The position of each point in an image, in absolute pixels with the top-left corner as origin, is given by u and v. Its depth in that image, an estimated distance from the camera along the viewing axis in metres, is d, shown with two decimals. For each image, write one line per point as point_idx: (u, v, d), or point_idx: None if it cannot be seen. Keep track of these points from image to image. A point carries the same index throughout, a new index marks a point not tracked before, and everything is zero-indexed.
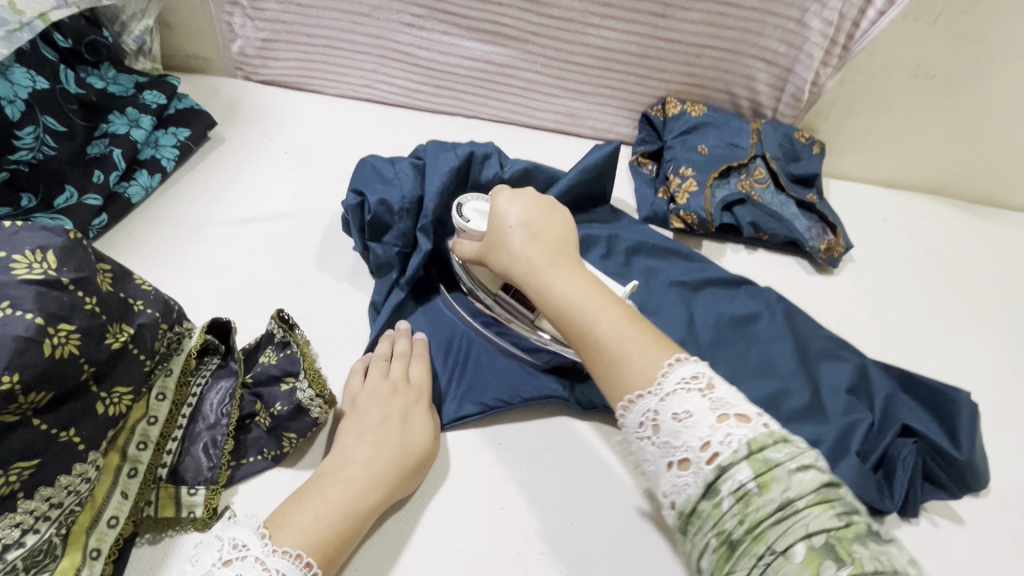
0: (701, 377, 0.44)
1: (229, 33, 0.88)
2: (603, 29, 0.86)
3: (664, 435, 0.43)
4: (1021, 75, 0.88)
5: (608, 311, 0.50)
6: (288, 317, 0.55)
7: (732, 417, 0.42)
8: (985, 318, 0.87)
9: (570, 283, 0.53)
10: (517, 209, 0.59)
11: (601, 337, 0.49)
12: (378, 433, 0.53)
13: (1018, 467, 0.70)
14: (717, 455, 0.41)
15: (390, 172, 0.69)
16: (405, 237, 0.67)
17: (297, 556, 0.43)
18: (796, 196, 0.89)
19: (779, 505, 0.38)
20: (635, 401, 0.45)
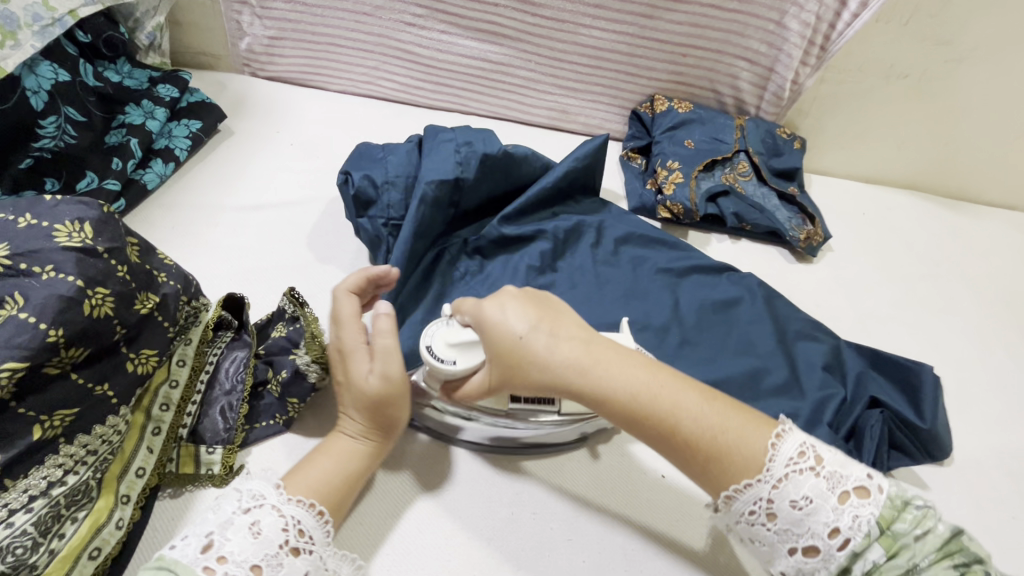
0: (809, 456, 0.46)
1: (238, 31, 0.92)
2: (594, 29, 0.90)
3: (785, 524, 0.46)
4: (988, 75, 0.93)
5: (684, 400, 0.49)
6: (299, 295, 0.59)
7: (852, 495, 0.45)
8: (955, 305, 0.92)
9: (627, 383, 0.49)
10: (515, 315, 0.51)
11: (691, 435, 0.47)
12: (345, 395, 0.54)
13: (980, 439, 0.75)
14: (849, 541, 0.44)
15: (383, 152, 0.74)
16: (393, 209, 0.71)
17: (309, 503, 0.48)
18: (777, 189, 0.93)
19: (905, 570, 0.44)
20: (744, 492, 0.46)
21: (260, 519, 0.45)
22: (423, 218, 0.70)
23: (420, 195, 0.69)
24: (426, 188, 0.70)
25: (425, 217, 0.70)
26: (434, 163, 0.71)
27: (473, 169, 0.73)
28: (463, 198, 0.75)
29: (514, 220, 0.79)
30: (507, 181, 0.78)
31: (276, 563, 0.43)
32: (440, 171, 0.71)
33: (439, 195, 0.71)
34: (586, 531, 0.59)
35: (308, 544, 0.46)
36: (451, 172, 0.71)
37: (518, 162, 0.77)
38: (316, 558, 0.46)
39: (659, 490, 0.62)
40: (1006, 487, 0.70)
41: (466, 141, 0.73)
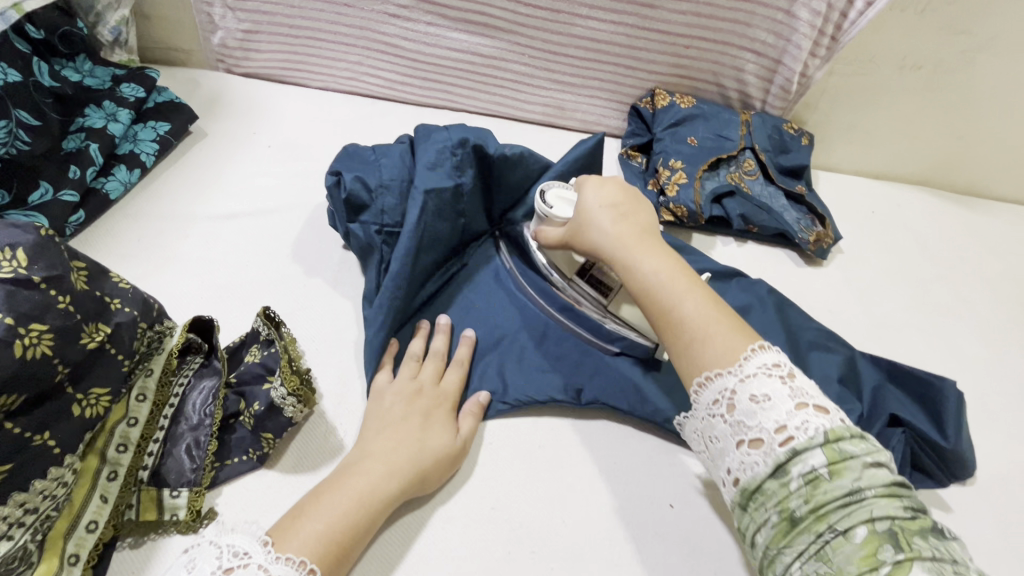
0: (782, 365, 0.46)
1: (210, 24, 0.86)
2: (591, 20, 0.84)
3: (738, 414, 0.45)
4: (1006, 67, 0.89)
5: (693, 294, 0.51)
6: (274, 315, 0.54)
7: (810, 407, 0.44)
8: (970, 308, 0.88)
9: (654, 263, 0.54)
10: (604, 193, 0.60)
11: (685, 319, 0.50)
12: (399, 431, 0.53)
13: (1002, 454, 0.71)
14: (792, 439, 0.43)
15: (372, 153, 0.66)
16: (388, 217, 0.63)
17: (300, 562, 0.43)
18: (785, 188, 0.89)
19: (847, 491, 0.40)
20: (713, 379, 0.47)
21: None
22: (426, 229, 0.62)
23: (419, 203, 0.61)
24: (425, 196, 0.61)
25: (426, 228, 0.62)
26: (432, 167, 0.63)
27: (473, 172, 0.66)
28: (466, 204, 0.66)
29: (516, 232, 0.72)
30: (508, 185, 0.70)
31: None
32: (439, 176, 0.63)
33: (439, 203, 0.63)
34: (591, 573, 0.52)
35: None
36: (450, 177, 0.64)
37: (513, 163, 0.69)
38: None
39: (675, 523, 0.55)
40: None
41: (463, 141, 0.65)
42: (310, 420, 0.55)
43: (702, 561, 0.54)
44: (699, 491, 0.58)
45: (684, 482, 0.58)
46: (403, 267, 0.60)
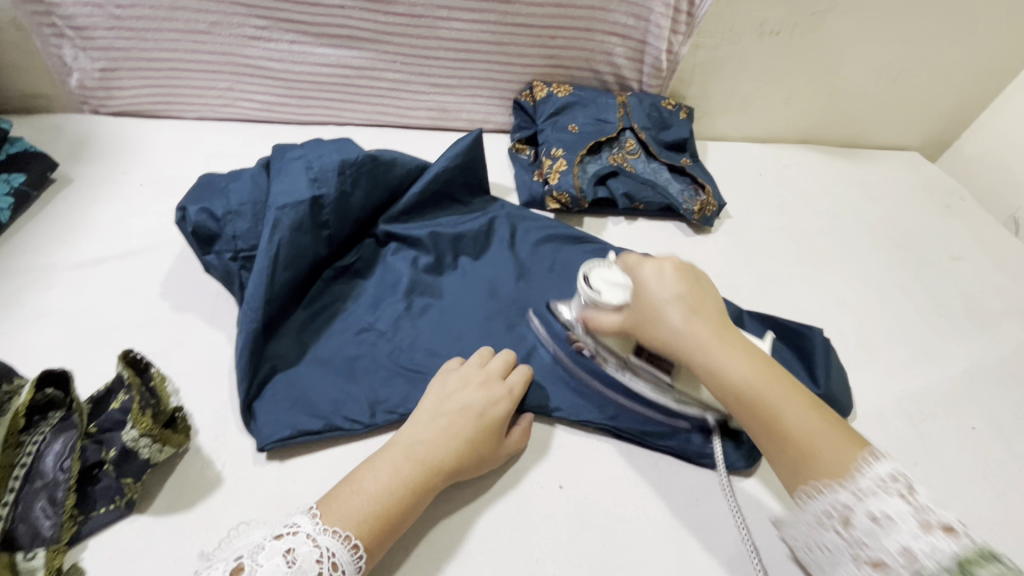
0: (899, 478, 0.46)
1: (63, 67, 0.83)
2: (453, 21, 0.85)
3: (857, 531, 0.45)
4: (852, 23, 0.95)
5: (791, 400, 0.51)
6: (136, 357, 0.53)
7: (937, 528, 0.43)
8: (851, 254, 0.93)
9: (742, 367, 0.53)
10: (667, 282, 0.57)
11: (793, 432, 0.50)
12: (457, 421, 0.56)
13: (882, 388, 0.75)
14: (918, 564, 0.42)
15: (223, 181, 0.65)
16: (241, 241, 0.62)
17: (342, 541, 0.46)
18: (668, 162, 0.92)
19: None
20: (820, 496, 0.47)
21: (294, 547, 0.45)
22: (286, 250, 0.61)
23: (273, 222, 0.61)
24: (280, 213, 0.61)
25: (285, 246, 0.61)
26: (287, 183, 0.63)
27: (336, 183, 0.65)
28: (331, 218, 0.66)
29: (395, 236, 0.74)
30: (379, 191, 0.72)
31: None
32: (294, 192, 0.63)
33: (297, 217, 0.62)
34: (480, 565, 0.53)
35: None
36: (306, 191, 0.63)
37: (388, 165, 0.71)
38: None
39: (566, 501, 0.58)
40: (906, 433, 0.70)
41: (318, 155, 0.66)
42: (184, 457, 0.54)
43: (591, 535, 0.56)
44: (586, 471, 0.61)
45: (572, 463, 0.61)
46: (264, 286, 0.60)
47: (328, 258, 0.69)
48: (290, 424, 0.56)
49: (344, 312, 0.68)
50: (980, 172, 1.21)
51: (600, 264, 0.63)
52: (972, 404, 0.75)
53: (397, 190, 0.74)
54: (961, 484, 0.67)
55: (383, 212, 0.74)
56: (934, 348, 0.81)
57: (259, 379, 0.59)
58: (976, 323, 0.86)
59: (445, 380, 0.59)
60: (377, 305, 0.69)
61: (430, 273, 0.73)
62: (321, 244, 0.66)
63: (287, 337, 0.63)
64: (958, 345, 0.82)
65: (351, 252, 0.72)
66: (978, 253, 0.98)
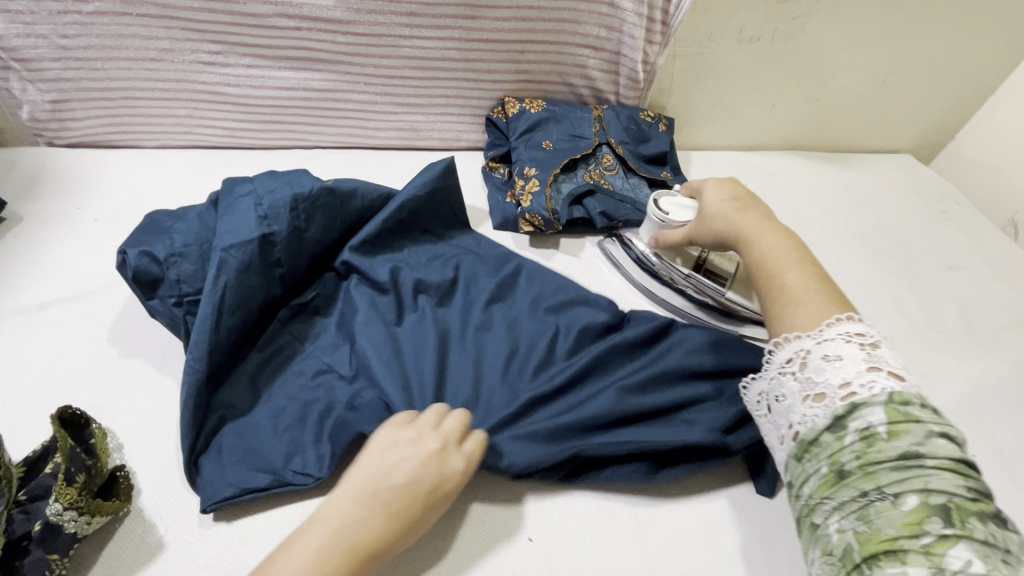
0: (866, 335, 0.50)
1: (13, 99, 0.80)
2: (416, 39, 0.82)
3: (809, 371, 0.50)
4: (835, 26, 0.91)
5: (797, 269, 0.57)
6: (75, 413, 0.52)
7: (884, 372, 0.47)
8: (841, 267, 0.89)
9: (773, 242, 0.61)
10: (723, 189, 0.69)
11: (788, 288, 0.56)
12: (393, 501, 0.47)
13: None
14: (854, 395, 0.46)
15: (169, 220, 0.62)
16: (186, 285, 0.59)
17: None
18: (647, 177, 0.88)
19: (902, 453, 0.42)
20: (792, 341, 0.52)
21: None
22: (232, 294, 0.58)
23: (218, 265, 0.58)
24: (226, 254, 0.58)
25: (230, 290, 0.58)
26: (233, 220, 0.60)
27: (287, 219, 0.62)
28: (284, 256, 0.63)
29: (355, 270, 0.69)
30: (337, 224, 0.68)
31: None
32: (241, 231, 0.60)
33: (244, 257, 0.59)
34: None
35: None
36: (254, 230, 0.60)
37: (345, 197, 0.68)
38: None
39: (537, 554, 0.55)
40: None
41: (268, 190, 0.63)
42: (125, 522, 0.51)
43: None
44: (558, 520, 0.57)
45: (542, 512, 0.57)
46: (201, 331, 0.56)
47: (283, 297, 0.65)
48: (233, 483, 0.53)
49: (298, 356, 0.64)
50: (977, 174, 1.16)
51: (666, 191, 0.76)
52: (972, 428, 0.71)
53: (354, 220, 0.70)
54: None
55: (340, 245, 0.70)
56: (929, 367, 0.77)
57: (205, 434, 0.56)
58: (975, 338, 0.81)
59: (391, 442, 0.50)
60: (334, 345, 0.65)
61: (390, 308, 0.67)
62: (273, 284, 0.63)
63: (236, 386, 0.60)
64: (955, 363, 0.78)
65: (309, 291, 0.69)
66: (975, 261, 0.94)
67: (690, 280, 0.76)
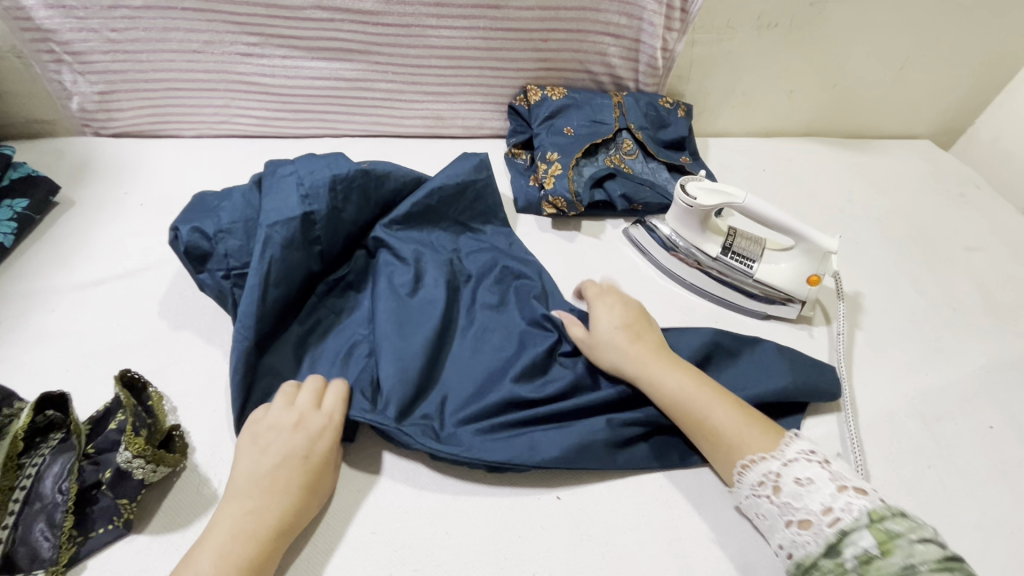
0: (816, 452, 0.55)
1: (63, 91, 0.84)
2: (443, 29, 0.85)
3: (785, 496, 0.53)
4: (853, 11, 0.93)
5: (715, 402, 0.60)
6: (135, 376, 0.55)
7: (850, 489, 0.51)
8: (859, 249, 0.91)
9: (680, 381, 0.61)
10: (612, 314, 0.67)
11: (718, 427, 0.58)
12: (281, 473, 0.52)
13: (892, 387, 0.73)
14: (839, 519, 0.49)
15: (215, 199, 0.66)
16: (233, 259, 0.63)
17: None
18: (666, 162, 0.90)
19: (899, 566, 0.46)
20: (758, 462, 0.55)
21: None
22: (277, 267, 0.62)
23: (263, 240, 0.61)
24: (271, 231, 0.62)
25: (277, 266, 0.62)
26: (278, 200, 0.64)
27: (327, 198, 0.66)
28: (323, 234, 0.66)
29: (385, 249, 0.71)
30: (371, 205, 0.72)
31: None
32: (285, 209, 0.64)
33: (288, 233, 0.63)
34: None
35: None
36: (297, 208, 0.64)
37: (380, 178, 0.71)
38: None
39: (565, 510, 0.58)
40: (919, 435, 0.68)
41: (309, 172, 0.66)
42: (180, 476, 0.55)
43: (588, 547, 0.56)
44: (585, 482, 0.60)
45: (570, 474, 0.60)
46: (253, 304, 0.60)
47: (321, 273, 0.68)
48: None
49: (336, 329, 0.67)
50: (996, 159, 1.16)
51: (693, 177, 0.78)
52: (988, 401, 0.72)
53: (388, 203, 0.73)
54: (976, 485, 0.64)
55: (371, 224, 0.73)
56: (947, 344, 0.78)
57: (255, 398, 0.60)
58: (992, 317, 0.82)
59: (253, 435, 0.55)
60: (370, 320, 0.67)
61: (406, 284, 0.68)
62: (313, 260, 0.66)
63: (281, 356, 0.63)
64: (972, 340, 0.79)
65: (343, 267, 0.72)
66: (994, 243, 0.94)
67: (718, 263, 0.78)
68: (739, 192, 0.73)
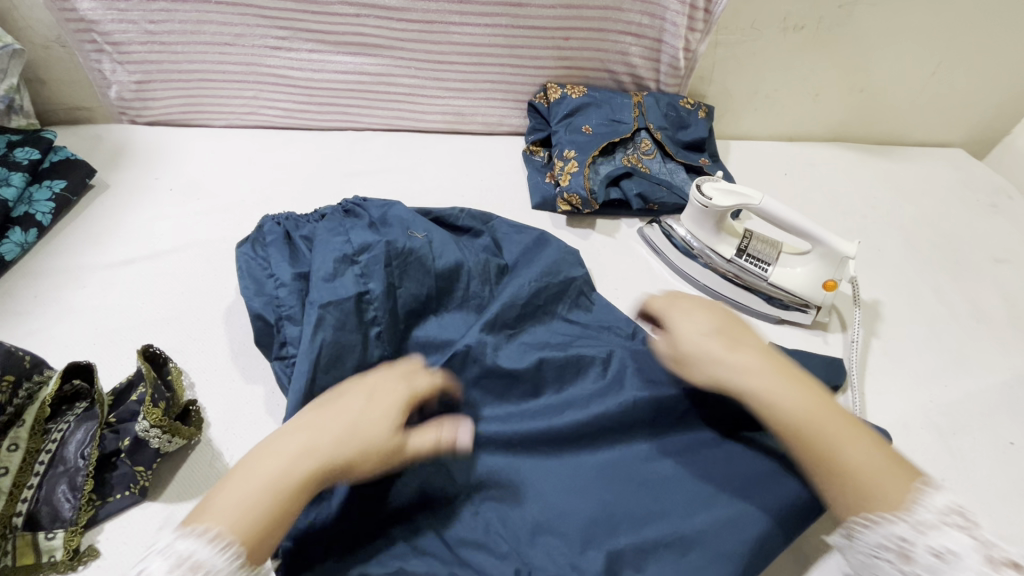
0: (956, 512, 0.44)
1: (103, 80, 0.88)
2: (465, 26, 0.86)
3: (919, 568, 0.41)
4: (884, 13, 0.91)
5: (853, 439, 0.48)
6: (156, 351, 0.58)
7: (1007, 567, 0.40)
8: (882, 256, 0.89)
9: (799, 398, 0.50)
10: (700, 322, 0.57)
11: (849, 467, 0.46)
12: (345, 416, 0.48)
13: (909, 398, 0.71)
14: None
15: (266, 272, 0.64)
16: (291, 346, 0.60)
17: (223, 542, 0.40)
18: (684, 162, 0.90)
19: None
20: (878, 524, 0.44)
21: (194, 554, 0.39)
22: (330, 347, 0.58)
23: (315, 320, 0.58)
24: (324, 311, 0.59)
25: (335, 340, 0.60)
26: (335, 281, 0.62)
27: (379, 275, 0.63)
28: (381, 313, 0.62)
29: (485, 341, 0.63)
30: (435, 278, 0.65)
31: None
32: (339, 290, 0.61)
33: (338, 315, 0.59)
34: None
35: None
36: (351, 289, 0.61)
37: (441, 252, 0.66)
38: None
39: None
40: (934, 446, 0.66)
41: (365, 247, 0.64)
42: (192, 448, 0.57)
43: None
44: None
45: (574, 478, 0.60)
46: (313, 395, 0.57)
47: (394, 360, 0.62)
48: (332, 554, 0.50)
49: None
50: None
51: (709, 178, 0.77)
52: (1011, 417, 0.70)
53: (469, 280, 0.67)
54: (994, 504, 0.62)
55: (456, 308, 0.67)
56: (969, 356, 0.76)
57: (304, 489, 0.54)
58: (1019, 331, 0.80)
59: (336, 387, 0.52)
60: (456, 430, 0.58)
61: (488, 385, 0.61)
62: (371, 344, 0.61)
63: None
64: (997, 354, 0.77)
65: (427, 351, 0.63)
66: None
67: (732, 266, 0.78)
68: (757, 194, 0.72)
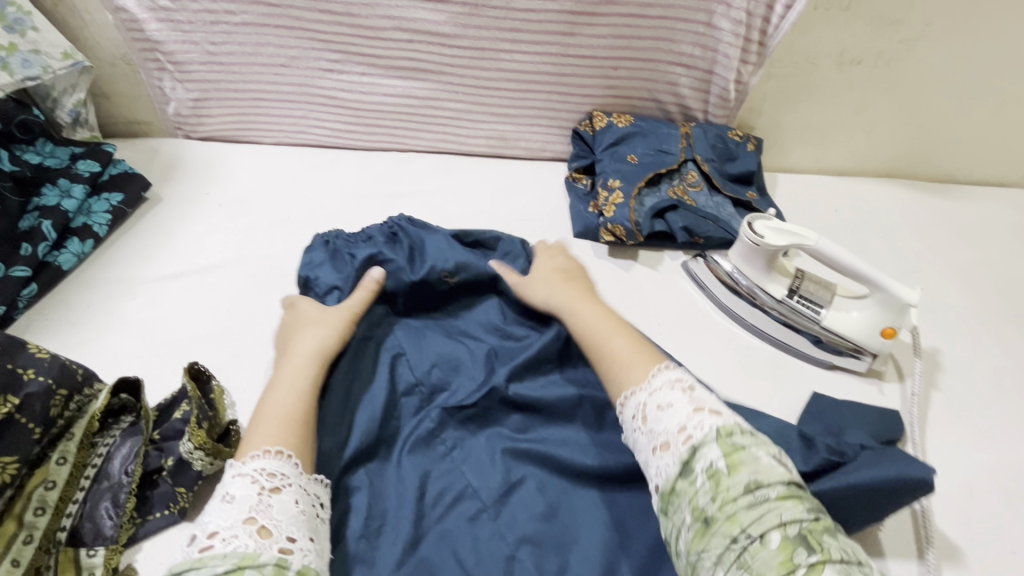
0: (682, 381, 0.53)
1: (162, 96, 0.91)
2: (515, 54, 0.87)
3: (649, 424, 0.51)
4: (946, 49, 0.88)
5: (620, 334, 0.59)
6: (201, 368, 0.57)
7: (705, 410, 0.49)
8: (942, 302, 0.85)
9: (593, 314, 0.63)
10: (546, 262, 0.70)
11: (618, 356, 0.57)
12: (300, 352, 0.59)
13: (974, 458, 0.67)
14: (691, 437, 0.47)
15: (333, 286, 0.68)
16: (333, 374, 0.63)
17: (278, 452, 0.49)
18: (731, 196, 0.87)
19: (745, 485, 0.43)
20: (631, 397, 0.54)
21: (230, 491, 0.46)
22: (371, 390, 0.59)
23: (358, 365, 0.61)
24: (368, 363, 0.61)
25: (373, 365, 0.62)
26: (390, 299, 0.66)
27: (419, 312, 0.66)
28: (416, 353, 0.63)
29: (517, 377, 0.61)
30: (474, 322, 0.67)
31: (264, 505, 0.45)
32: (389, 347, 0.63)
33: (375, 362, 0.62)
34: None
35: (283, 481, 0.47)
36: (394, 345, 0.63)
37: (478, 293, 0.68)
38: (297, 487, 0.47)
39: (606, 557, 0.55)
40: (1004, 513, 0.62)
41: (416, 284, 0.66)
42: None
43: None
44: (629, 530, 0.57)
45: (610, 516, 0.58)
46: (351, 423, 0.57)
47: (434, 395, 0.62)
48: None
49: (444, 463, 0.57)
50: None
51: (760, 215, 0.75)
52: None
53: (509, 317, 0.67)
54: None
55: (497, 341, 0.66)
56: None
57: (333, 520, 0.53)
58: None
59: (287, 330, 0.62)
60: (486, 455, 0.57)
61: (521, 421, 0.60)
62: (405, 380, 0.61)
63: (385, 491, 0.55)
64: None
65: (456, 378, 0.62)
66: None
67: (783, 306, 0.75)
68: (811, 235, 0.70)
